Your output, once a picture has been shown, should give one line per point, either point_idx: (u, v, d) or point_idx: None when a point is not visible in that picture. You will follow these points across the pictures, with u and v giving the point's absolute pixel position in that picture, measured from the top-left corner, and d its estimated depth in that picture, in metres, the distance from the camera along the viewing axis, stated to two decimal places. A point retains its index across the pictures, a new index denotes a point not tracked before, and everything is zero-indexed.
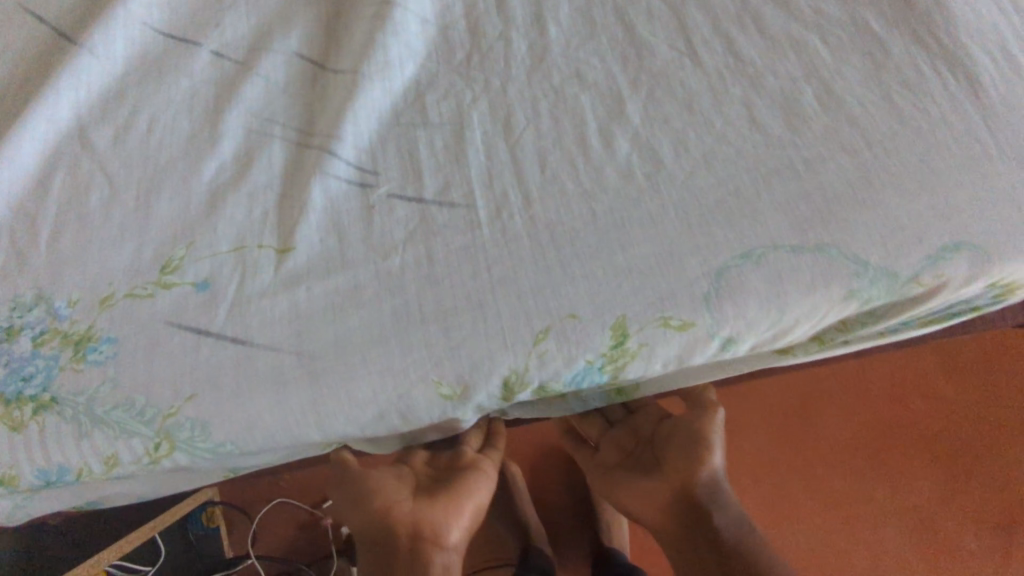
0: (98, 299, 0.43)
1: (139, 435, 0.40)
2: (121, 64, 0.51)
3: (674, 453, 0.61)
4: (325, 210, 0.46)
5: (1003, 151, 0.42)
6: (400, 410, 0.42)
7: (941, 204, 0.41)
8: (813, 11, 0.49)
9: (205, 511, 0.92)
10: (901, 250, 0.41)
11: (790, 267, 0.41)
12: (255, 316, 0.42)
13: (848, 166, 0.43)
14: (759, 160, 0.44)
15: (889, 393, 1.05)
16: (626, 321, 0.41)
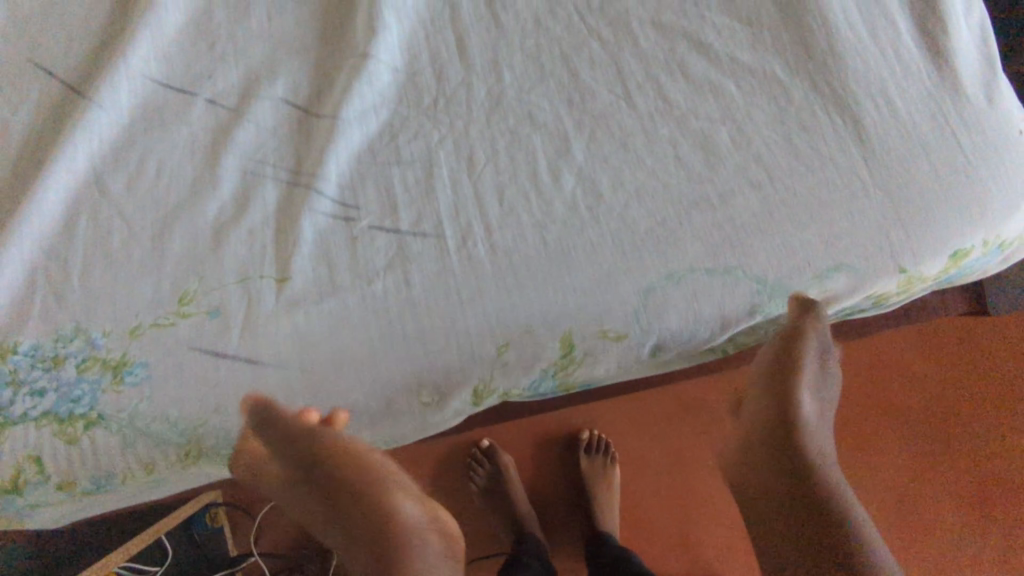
0: (127, 330, 0.51)
1: (171, 443, 0.50)
2: (126, 114, 0.58)
3: (764, 386, 0.52)
4: (316, 243, 0.54)
5: (878, 184, 0.52)
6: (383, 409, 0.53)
7: (824, 234, 0.52)
8: (729, 57, 0.57)
9: (208, 512, 1.00)
10: (791, 273, 0.52)
11: (704, 286, 0.52)
12: (264, 339, 0.51)
13: (753, 199, 0.52)
14: (682, 193, 0.53)
15: (890, 365, 1.10)
16: (571, 335, 0.52)
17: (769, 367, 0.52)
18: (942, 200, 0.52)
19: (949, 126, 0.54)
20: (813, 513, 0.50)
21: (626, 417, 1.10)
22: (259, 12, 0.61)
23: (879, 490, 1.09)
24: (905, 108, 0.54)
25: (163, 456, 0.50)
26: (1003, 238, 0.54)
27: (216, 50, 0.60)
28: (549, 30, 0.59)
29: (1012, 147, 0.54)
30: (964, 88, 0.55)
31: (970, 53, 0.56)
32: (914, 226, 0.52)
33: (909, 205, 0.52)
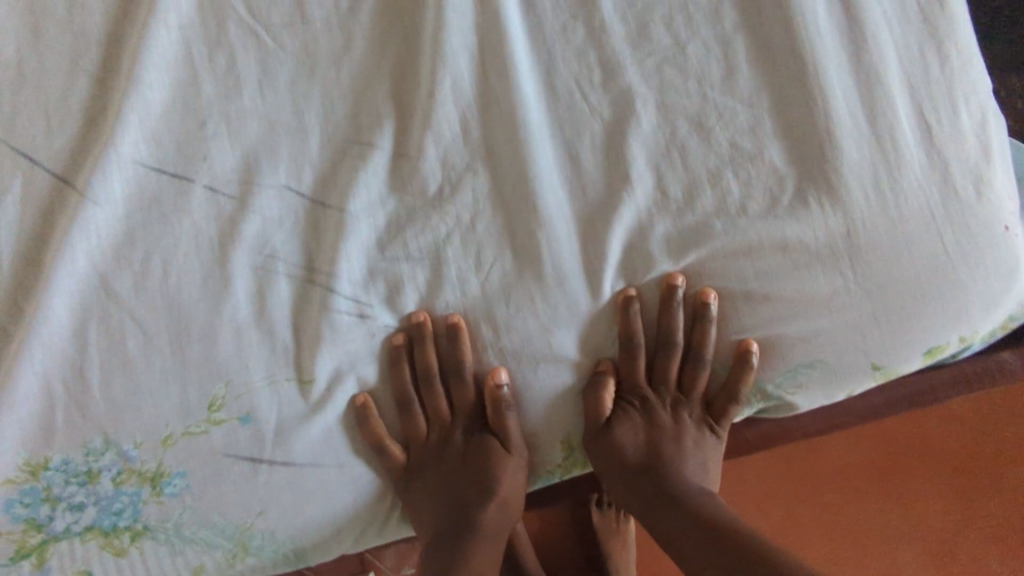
0: (159, 440, 0.53)
1: (223, 544, 0.55)
2: (121, 207, 0.56)
3: (598, 458, 0.60)
4: (336, 344, 0.57)
5: (856, 282, 0.57)
6: (416, 502, 0.59)
7: (800, 329, 0.58)
8: (729, 143, 0.58)
9: None
10: (765, 369, 0.59)
11: None
12: (298, 442, 0.55)
13: (736, 293, 0.59)
14: (671, 293, 0.58)
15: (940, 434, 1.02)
16: (570, 437, 0.62)
17: (634, 433, 0.61)
18: (915, 300, 0.56)
19: (934, 223, 0.56)
20: (712, 539, 0.54)
21: None
22: (250, 86, 0.59)
23: (903, 554, 0.99)
24: (880, 202, 0.56)
25: (210, 557, 0.55)
26: (982, 333, 0.56)
27: (206, 128, 0.58)
28: (553, 110, 0.59)
29: (993, 248, 0.56)
30: (953, 183, 0.56)
31: (966, 142, 0.57)
32: (889, 328, 0.57)
33: (886, 306, 0.56)
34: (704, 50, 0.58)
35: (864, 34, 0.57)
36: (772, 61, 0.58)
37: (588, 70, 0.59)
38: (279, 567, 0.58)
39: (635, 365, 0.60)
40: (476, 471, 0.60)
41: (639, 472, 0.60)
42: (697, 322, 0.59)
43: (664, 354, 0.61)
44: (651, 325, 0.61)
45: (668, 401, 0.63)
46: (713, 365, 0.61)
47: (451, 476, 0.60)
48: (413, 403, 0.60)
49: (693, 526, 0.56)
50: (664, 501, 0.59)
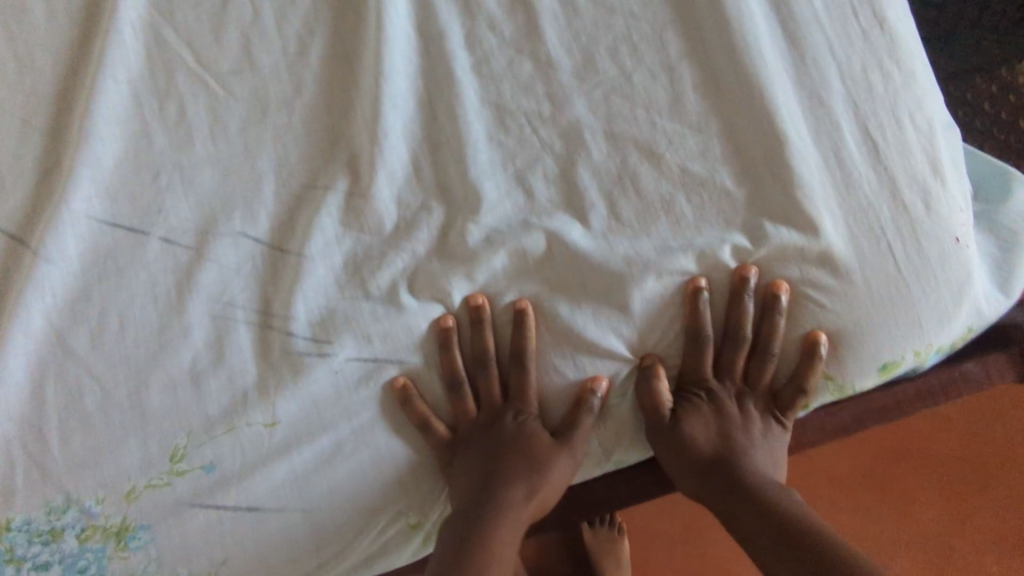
0: (123, 494, 0.53)
1: None
2: (76, 262, 0.56)
3: (666, 453, 0.58)
4: (297, 389, 0.57)
5: (803, 288, 0.56)
6: (380, 542, 0.60)
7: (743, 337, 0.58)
8: (680, 168, 0.57)
9: None
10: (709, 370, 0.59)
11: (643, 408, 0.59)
12: (261, 485, 0.55)
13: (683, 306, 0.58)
14: (634, 306, 0.58)
15: (994, 422, 1.02)
16: None
17: (704, 428, 0.58)
18: (868, 311, 0.55)
19: (884, 237, 0.55)
20: (789, 537, 0.52)
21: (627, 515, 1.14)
22: (203, 135, 0.59)
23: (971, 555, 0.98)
24: (833, 226, 0.56)
25: None
26: (936, 346, 0.56)
27: (161, 179, 0.58)
28: (503, 145, 0.59)
29: (947, 262, 0.55)
30: (902, 198, 0.56)
31: (914, 159, 0.57)
32: (844, 337, 0.56)
33: (836, 315, 0.56)
34: (651, 78, 0.58)
35: (805, 57, 0.58)
36: (717, 84, 0.58)
37: (536, 104, 0.59)
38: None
39: (699, 359, 0.58)
40: (515, 457, 0.58)
41: (701, 460, 0.58)
42: (767, 317, 0.57)
43: (731, 349, 0.58)
44: (651, 321, 0.58)
45: (731, 394, 0.60)
46: (779, 358, 0.59)
47: (486, 460, 0.58)
48: (467, 388, 0.60)
49: (765, 517, 0.54)
50: (726, 493, 0.57)
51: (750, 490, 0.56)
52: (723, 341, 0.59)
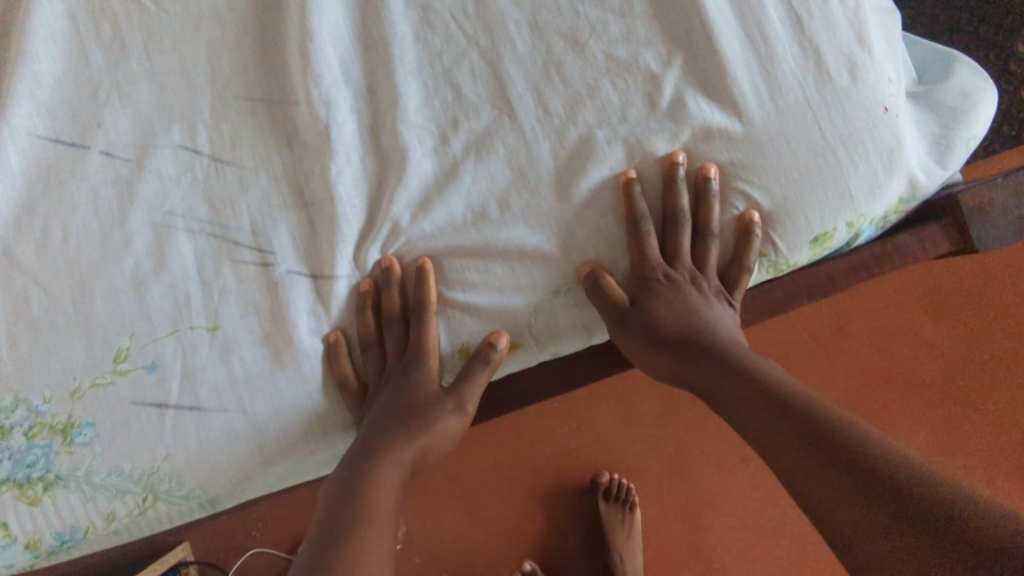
0: (67, 393, 0.54)
1: (130, 492, 0.55)
2: (20, 176, 0.58)
3: (633, 337, 0.57)
4: (239, 291, 0.58)
5: (731, 166, 0.56)
6: (327, 441, 0.60)
7: (679, 220, 0.57)
8: (603, 54, 0.57)
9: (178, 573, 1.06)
10: (646, 250, 0.57)
11: (581, 298, 0.58)
12: (202, 384, 0.56)
13: (618, 194, 0.57)
14: (567, 196, 0.57)
15: (950, 281, 1.05)
16: (469, 346, 0.59)
17: (670, 308, 0.57)
18: (799, 185, 0.55)
19: (810, 110, 0.55)
20: (776, 402, 0.52)
21: (603, 416, 1.19)
22: (135, 51, 0.60)
23: (968, 399, 1.06)
24: (757, 103, 0.55)
25: (121, 506, 0.55)
26: (869, 218, 0.56)
27: (98, 95, 0.60)
28: (429, 44, 0.58)
29: (873, 129, 0.55)
30: (826, 69, 0.55)
31: (839, 30, 0.56)
32: (778, 215, 0.55)
33: (767, 193, 0.55)
34: None
35: None
36: None
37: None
38: (196, 516, 0.59)
39: (645, 245, 0.57)
40: (411, 411, 0.57)
41: (671, 341, 0.57)
42: (699, 198, 0.56)
43: (673, 234, 0.58)
44: (584, 207, 0.57)
45: (687, 276, 0.58)
46: (719, 241, 0.58)
47: (387, 409, 0.57)
48: (376, 345, 0.60)
49: (754, 392, 0.53)
50: (701, 366, 0.56)
51: (730, 364, 0.55)
52: (663, 225, 0.58)
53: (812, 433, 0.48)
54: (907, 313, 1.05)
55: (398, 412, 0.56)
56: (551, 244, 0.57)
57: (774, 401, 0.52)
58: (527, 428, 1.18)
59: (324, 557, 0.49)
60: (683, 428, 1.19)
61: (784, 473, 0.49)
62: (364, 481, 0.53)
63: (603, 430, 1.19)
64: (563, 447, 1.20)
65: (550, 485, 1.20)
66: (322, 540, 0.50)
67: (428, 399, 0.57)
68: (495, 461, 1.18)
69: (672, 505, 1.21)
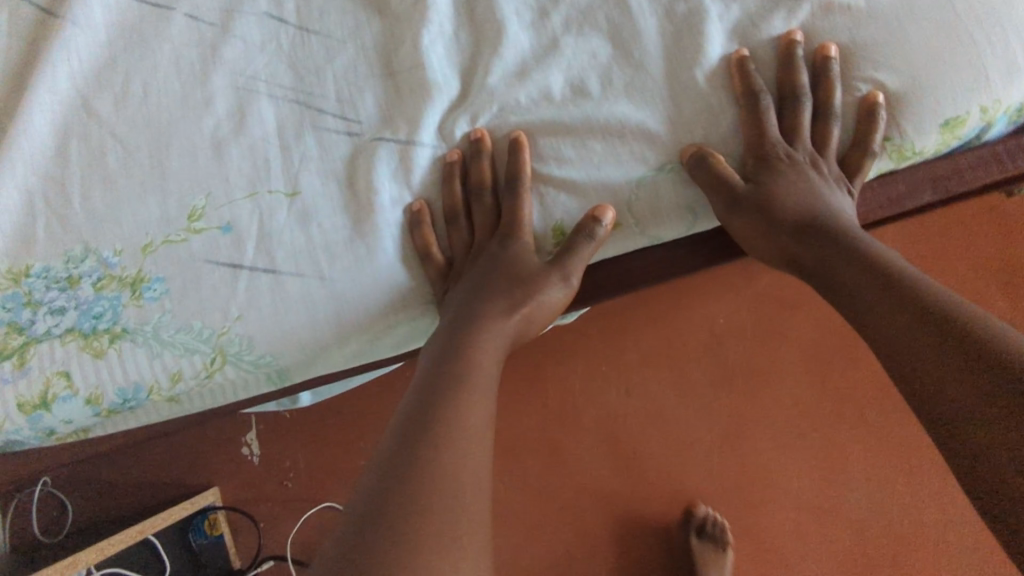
0: (140, 248, 0.52)
1: (199, 352, 0.52)
2: (104, 32, 0.56)
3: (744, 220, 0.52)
4: (322, 158, 0.55)
5: (854, 53, 0.52)
6: (407, 322, 0.56)
7: (798, 94, 0.53)
8: None
9: (207, 518, 1.10)
10: (765, 128, 0.53)
11: (687, 179, 0.54)
12: (279, 248, 0.52)
13: (730, 73, 0.53)
14: (675, 73, 0.53)
15: (1005, 232, 1.04)
16: (563, 225, 0.56)
17: (788, 189, 0.52)
18: (930, 67, 0.51)
19: None
20: (891, 286, 0.47)
21: (657, 381, 1.12)
22: None
23: None
24: None
25: (189, 366, 0.52)
26: (1006, 107, 0.51)
27: None
28: None
29: (1010, 12, 0.51)
30: None
31: None
32: (910, 98, 0.51)
33: (895, 76, 0.51)
34: None
35: None
36: None
37: None
38: (260, 389, 0.55)
39: (762, 119, 0.52)
40: (505, 282, 0.54)
41: (786, 227, 0.52)
42: (821, 77, 0.52)
43: (793, 111, 0.53)
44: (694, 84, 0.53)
45: (806, 158, 0.53)
46: (840, 122, 0.54)
47: (484, 276, 0.54)
48: (463, 219, 0.57)
49: (875, 285, 0.48)
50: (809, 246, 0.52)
51: (848, 251, 0.50)
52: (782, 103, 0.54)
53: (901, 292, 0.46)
54: (963, 259, 1.03)
55: (482, 291, 0.54)
56: (656, 120, 0.53)
57: (894, 294, 0.46)
58: (577, 387, 1.12)
59: (425, 413, 0.49)
60: (741, 396, 1.13)
61: (874, 342, 0.47)
62: (453, 364, 0.52)
63: (659, 395, 1.12)
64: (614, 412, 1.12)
65: (599, 449, 1.12)
66: (422, 395, 0.51)
67: (516, 278, 0.54)
68: (540, 421, 1.12)
69: (729, 480, 1.12)
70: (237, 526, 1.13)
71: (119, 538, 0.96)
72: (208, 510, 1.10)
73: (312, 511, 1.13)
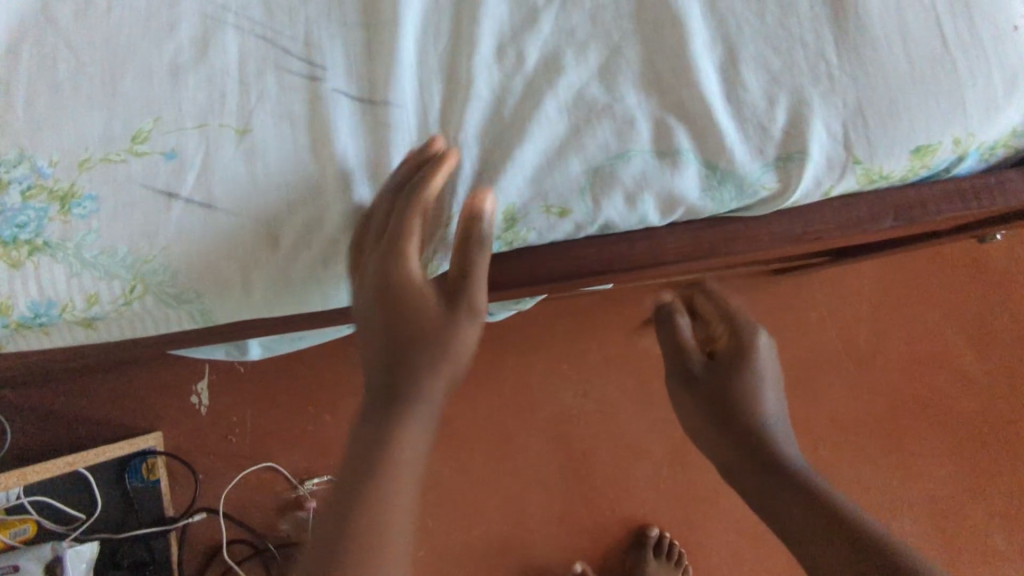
0: (76, 161, 0.50)
1: (120, 278, 0.50)
2: None
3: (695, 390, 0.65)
4: (278, 99, 0.53)
5: (841, 67, 0.50)
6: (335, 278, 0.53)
7: (778, 98, 0.50)
8: None
9: (144, 462, 1.08)
10: (738, 132, 0.50)
11: (650, 172, 0.50)
12: (219, 182, 0.51)
13: (710, 69, 0.51)
14: (650, 64, 0.52)
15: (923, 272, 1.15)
16: (514, 209, 0.51)
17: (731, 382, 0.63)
18: (910, 89, 0.49)
19: (927, 13, 0.50)
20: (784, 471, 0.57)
21: (616, 386, 1.11)
22: None
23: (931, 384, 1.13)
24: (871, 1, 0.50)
25: (106, 290, 0.50)
26: (979, 141, 0.50)
27: None
28: None
29: (997, 45, 0.50)
30: None
31: None
32: (888, 118, 0.49)
33: (876, 93, 0.49)
34: None
35: None
36: None
37: None
38: (182, 325, 0.54)
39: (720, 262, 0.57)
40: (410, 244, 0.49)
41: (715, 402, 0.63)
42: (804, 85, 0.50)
43: (772, 119, 0.50)
44: (666, 76, 0.51)
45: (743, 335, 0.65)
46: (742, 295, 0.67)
47: (381, 227, 0.48)
48: None
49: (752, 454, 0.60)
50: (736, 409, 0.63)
51: (764, 448, 0.60)
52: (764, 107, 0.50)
53: (810, 488, 0.55)
54: (883, 296, 1.13)
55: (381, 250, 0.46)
56: (624, 106, 0.51)
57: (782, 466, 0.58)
58: (535, 381, 1.10)
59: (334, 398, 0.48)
60: None
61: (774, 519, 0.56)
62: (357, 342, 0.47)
63: (615, 399, 1.11)
64: (568, 411, 1.10)
65: (548, 447, 1.10)
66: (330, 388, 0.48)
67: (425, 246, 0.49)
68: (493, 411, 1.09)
69: (675, 493, 1.11)
70: (175, 475, 1.11)
71: (40, 466, 0.97)
72: (146, 454, 1.08)
73: (251, 468, 1.12)
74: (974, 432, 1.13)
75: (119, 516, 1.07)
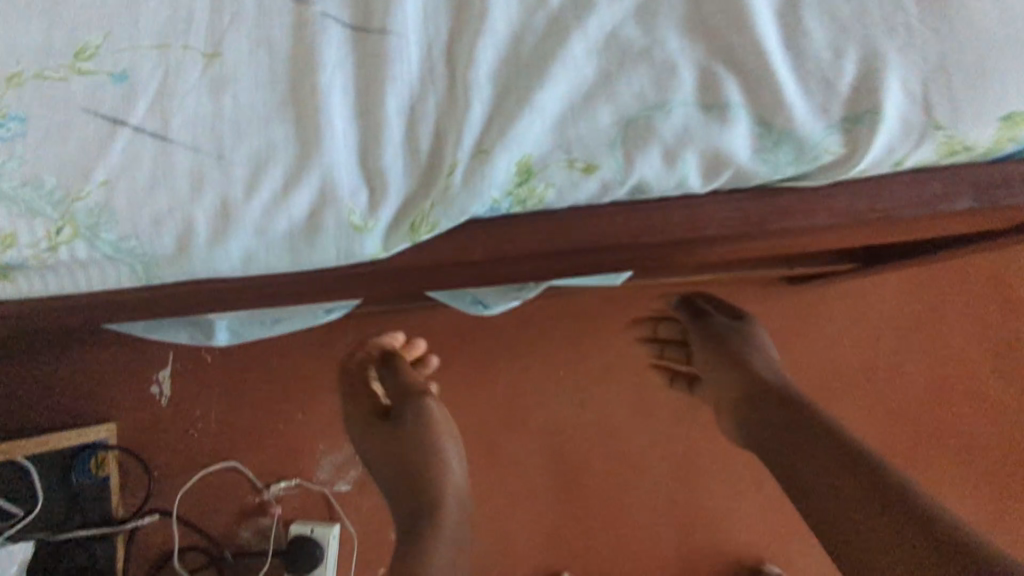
0: (5, 77, 0.42)
1: (42, 216, 0.41)
2: None
3: None
4: (254, 19, 0.44)
5: (923, 18, 0.42)
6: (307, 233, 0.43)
7: (849, 49, 0.42)
8: None
9: (93, 456, 0.97)
10: (799, 84, 0.42)
11: (694, 126, 0.42)
12: (176, 112, 0.42)
13: (770, 12, 0.43)
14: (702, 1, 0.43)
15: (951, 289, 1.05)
16: (530, 160, 0.43)
17: None
18: (998, 48, 0.42)
19: None
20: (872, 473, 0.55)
21: (617, 397, 1.02)
22: None
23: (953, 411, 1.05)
24: None
25: (27, 232, 0.41)
26: None
27: None
28: None
29: None
30: None
31: None
32: (969, 80, 0.42)
33: (961, 49, 0.42)
34: None
35: None
36: None
37: None
38: (124, 283, 0.44)
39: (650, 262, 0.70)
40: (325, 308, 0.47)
41: None
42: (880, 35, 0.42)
43: (842, 72, 0.42)
44: (719, 16, 0.43)
45: None
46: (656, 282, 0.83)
47: None
48: None
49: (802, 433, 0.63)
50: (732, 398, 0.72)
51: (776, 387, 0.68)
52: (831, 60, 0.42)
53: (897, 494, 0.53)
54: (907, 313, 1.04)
55: None
56: (666, 49, 0.43)
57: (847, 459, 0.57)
58: (529, 388, 1.01)
59: None
60: (702, 429, 1.03)
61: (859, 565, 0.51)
62: None
63: (615, 412, 1.02)
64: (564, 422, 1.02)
65: (539, 459, 1.01)
66: None
67: None
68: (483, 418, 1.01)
69: (674, 517, 1.02)
70: (128, 471, 1.00)
71: None
72: (96, 447, 0.98)
73: (211, 469, 1.01)
74: (995, 465, 1.05)
75: (61, 516, 0.95)
